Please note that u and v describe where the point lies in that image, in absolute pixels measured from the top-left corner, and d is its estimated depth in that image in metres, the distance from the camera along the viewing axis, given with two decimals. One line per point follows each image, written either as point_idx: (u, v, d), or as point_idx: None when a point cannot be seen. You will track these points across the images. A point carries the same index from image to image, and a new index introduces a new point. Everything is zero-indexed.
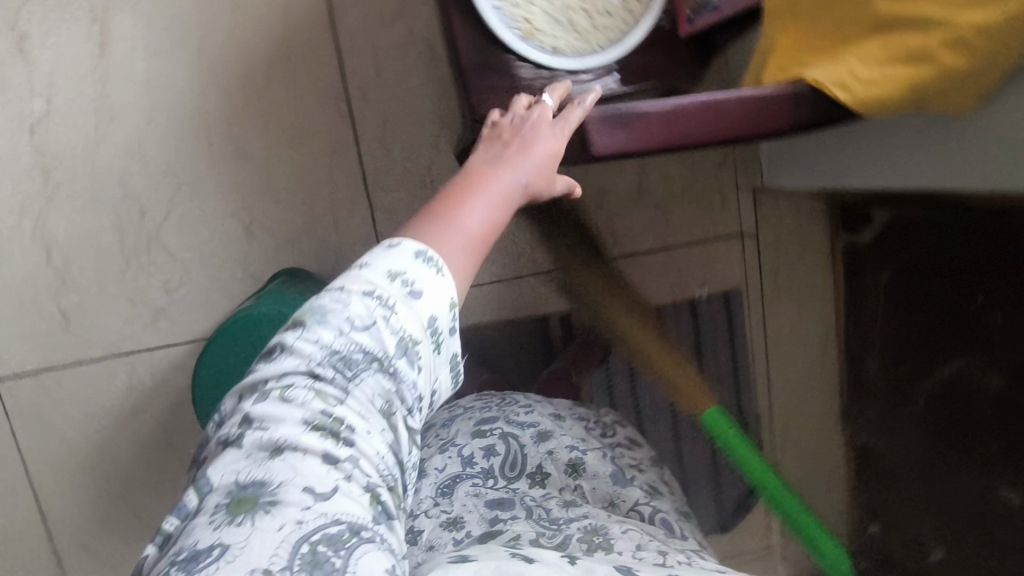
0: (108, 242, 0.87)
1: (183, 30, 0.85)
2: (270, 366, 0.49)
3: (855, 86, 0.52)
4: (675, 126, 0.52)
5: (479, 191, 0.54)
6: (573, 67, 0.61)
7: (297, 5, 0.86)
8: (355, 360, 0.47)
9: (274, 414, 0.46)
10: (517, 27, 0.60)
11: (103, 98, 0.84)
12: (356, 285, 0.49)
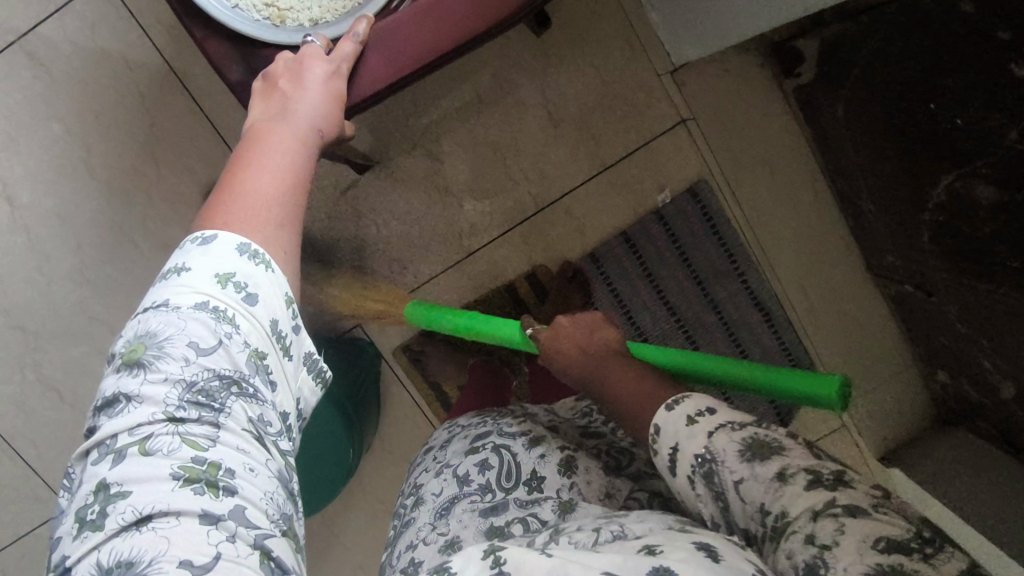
0: (96, 364, 0.93)
1: (66, 154, 0.88)
2: (115, 414, 0.37)
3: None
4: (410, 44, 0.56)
5: (267, 149, 0.49)
6: (338, 32, 0.57)
7: (150, 87, 0.87)
8: (213, 390, 0.38)
9: (133, 474, 0.35)
10: (264, 16, 0.57)
11: (32, 243, 0.90)
12: (183, 299, 0.39)
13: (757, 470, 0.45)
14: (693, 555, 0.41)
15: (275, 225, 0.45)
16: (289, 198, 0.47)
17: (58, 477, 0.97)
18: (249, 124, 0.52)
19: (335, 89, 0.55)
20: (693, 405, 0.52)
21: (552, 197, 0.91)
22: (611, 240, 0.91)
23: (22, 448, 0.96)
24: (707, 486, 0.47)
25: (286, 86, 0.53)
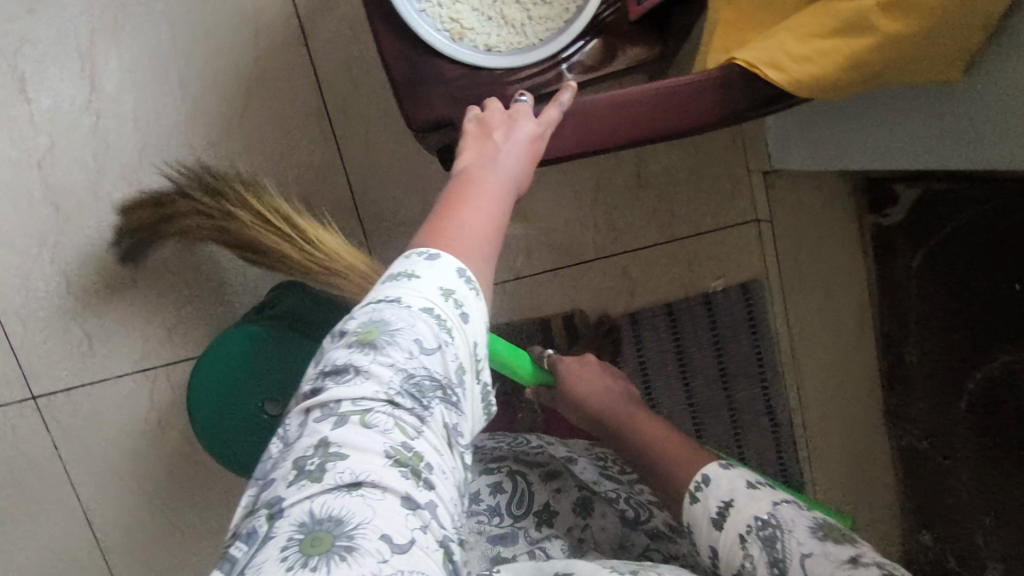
0: (120, 267, 0.93)
1: (163, 59, 0.87)
2: (341, 381, 0.39)
3: (791, 65, 0.44)
4: (587, 130, 0.49)
5: (475, 195, 0.46)
6: (510, 66, 0.57)
7: (271, 25, 0.87)
8: (425, 386, 0.39)
9: (352, 441, 0.37)
10: (445, 29, 0.57)
11: (98, 131, 0.88)
12: (415, 299, 0.41)
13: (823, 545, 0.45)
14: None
15: (484, 259, 0.44)
16: (492, 240, 0.45)
17: (39, 366, 0.95)
18: (457, 167, 0.49)
19: (535, 151, 0.49)
20: (740, 477, 0.53)
21: (613, 252, 0.92)
22: (654, 308, 0.92)
23: (11, 328, 0.94)
24: (763, 549, 0.48)
25: (498, 137, 0.49)
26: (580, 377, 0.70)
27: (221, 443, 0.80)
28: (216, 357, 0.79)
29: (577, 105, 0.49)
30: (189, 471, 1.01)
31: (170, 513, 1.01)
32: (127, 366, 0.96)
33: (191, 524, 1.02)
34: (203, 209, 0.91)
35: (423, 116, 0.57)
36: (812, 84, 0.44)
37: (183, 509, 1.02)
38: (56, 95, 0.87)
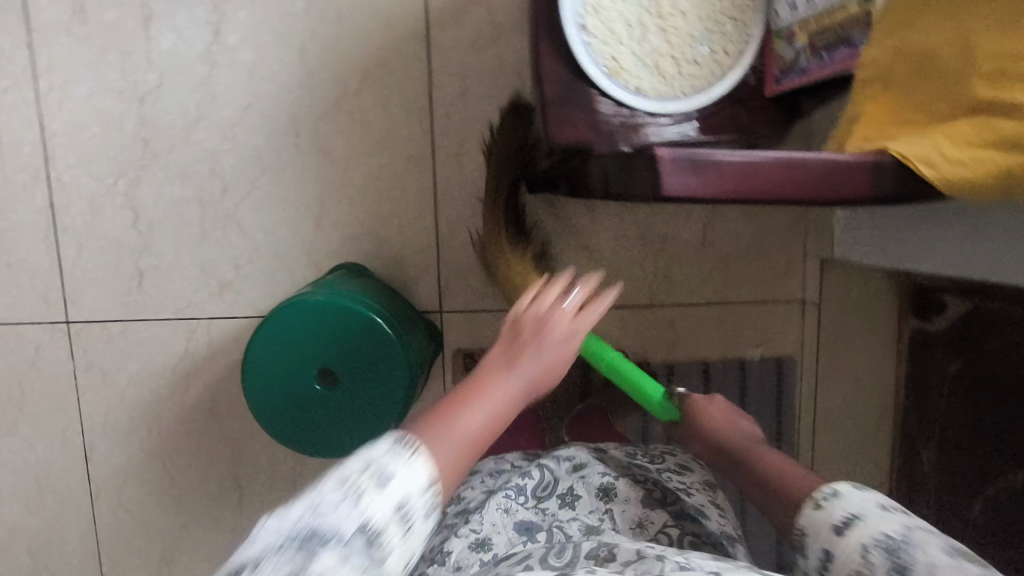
0: (190, 213, 0.94)
1: (289, 30, 0.90)
2: (253, 537, 0.44)
3: (944, 164, 0.46)
4: (743, 182, 0.48)
5: (478, 401, 0.55)
6: (655, 110, 0.62)
7: (399, 22, 0.90)
8: (324, 525, 0.44)
9: (251, 560, 0.42)
10: (604, 64, 0.61)
11: (208, 81, 0.91)
12: (329, 480, 0.46)
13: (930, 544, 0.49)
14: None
15: (464, 459, 0.52)
16: (474, 450, 0.53)
17: (83, 292, 0.94)
18: (483, 363, 0.59)
19: (553, 370, 0.60)
20: (873, 498, 0.55)
21: (666, 303, 0.96)
22: (691, 364, 0.96)
23: (66, 247, 0.94)
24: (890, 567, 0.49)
25: (527, 338, 0.59)
26: (710, 413, 0.74)
27: (272, 412, 0.81)
28: (274, 330, 0.80)
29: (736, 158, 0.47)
30: (198, 428, 0.98)
31: (170, 469, 0.99)
32: (169, 310, 0.95)
33: (187, 484, 0.99)
34: (289, 176, 0.93)
35: (564, 136, 0.61)
36: (959, 185, 0.46)
37: (183, 467, 0.99)
38: (177, 37, 0.90)
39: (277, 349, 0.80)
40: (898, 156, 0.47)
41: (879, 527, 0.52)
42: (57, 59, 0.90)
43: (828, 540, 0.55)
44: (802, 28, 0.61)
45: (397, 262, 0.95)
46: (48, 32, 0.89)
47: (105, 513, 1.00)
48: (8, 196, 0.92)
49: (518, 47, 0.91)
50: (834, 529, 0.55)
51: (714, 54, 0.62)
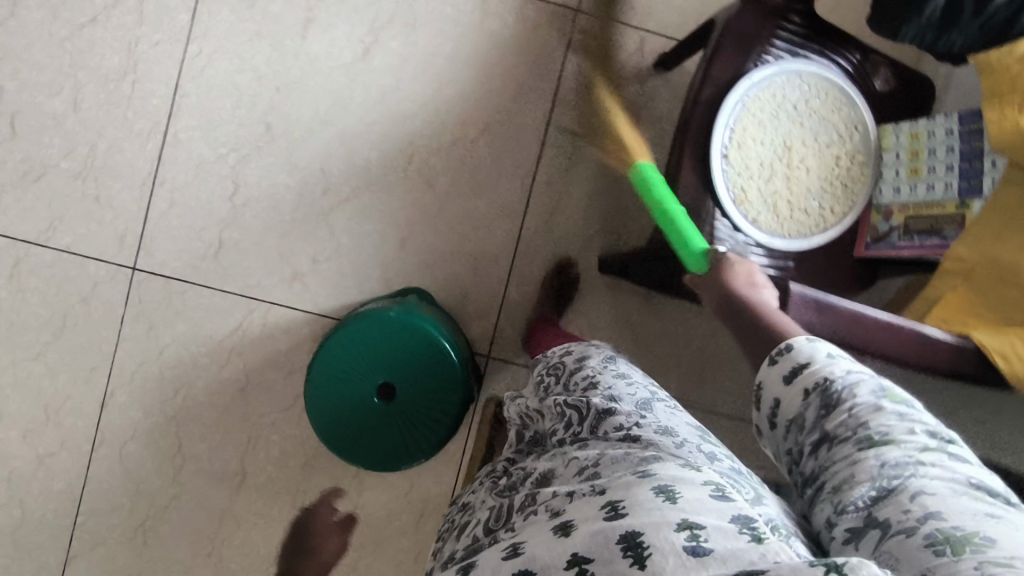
0: (286, 201, 0.97)
1: (431, 67, 0.97)
2: None
3: (1016, 362, 0.56)
4: (857, 330, 0.55)
5: None
6: (764, 241, 0.70)
7: (530, 91, 0.99)
8: None
9: None
10: (732, 192, 0.69)
11: (346, 91, 0.97)
12: None
13: (856, 402, 0.43)
14: (706, 497, 0.38)
15: None
16: None
17: (158, 245, 0.96)
18: None
19: None
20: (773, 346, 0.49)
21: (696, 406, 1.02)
22: None
23: (157, 198, 0.96)
24: (817, 416, 0.44)
25: None
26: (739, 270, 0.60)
27: (331, 408, 0.82)
28: (359, 330, 0.81)
29: (853, 308, 0.55)
30: (222, 404, 0.98)
31: (180, 437, 0.98)
32: (234, 285, 0.96)
33: (193, 457, 0.98)
34: (389, 194, 0.98)
35: None
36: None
37: (195, 438, 0.98)
38: (330, 42, 0.96)
39: (356, 351, 0.82)
40: (986, 348, 0.56)
41: (817, 374, 0.45)
42: (216, 29, 0.95)
43: (766, 381, 0.48)
44: (900, 210, 0.70)
45: (464, 298, 1.00)
46: (214, 4, 0.95)
47: (100, 463, 0.97)
48: (121, 137, 0.95)
49: (626, 142, 1.00)
50: (778, 374, 0.47)
51: (821, 210, 0.72)
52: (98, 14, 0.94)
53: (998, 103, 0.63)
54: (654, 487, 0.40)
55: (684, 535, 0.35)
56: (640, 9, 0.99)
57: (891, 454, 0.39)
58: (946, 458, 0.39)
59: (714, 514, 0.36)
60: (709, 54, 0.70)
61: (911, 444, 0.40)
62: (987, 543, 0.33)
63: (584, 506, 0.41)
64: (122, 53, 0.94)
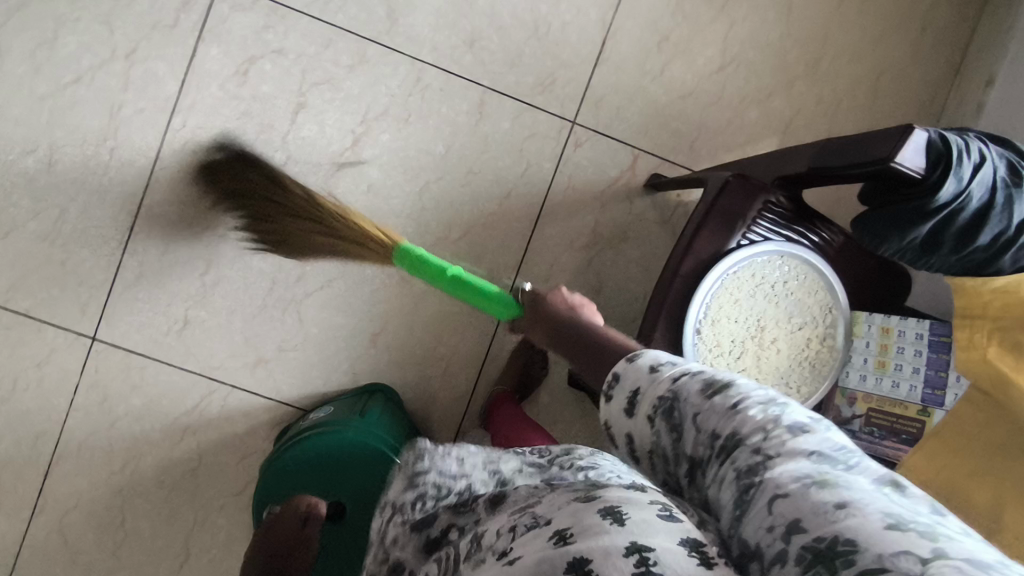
0: (258, 285, 0.95)
1: (421, 166, 0.96)
2: None
3: None
4: None
5: None
6: None
7: (518, 199, 0.98)
8: None
9: None
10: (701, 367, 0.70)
11: (331, 180, 0.95)
12: None
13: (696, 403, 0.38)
14: (656, 517, 0.32)
15: None
16: None
17: (122, 316, 0.94)
18: None
19: None
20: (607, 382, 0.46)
21: None
22: None
23: (125, 270, 0.93)
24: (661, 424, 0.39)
25: None
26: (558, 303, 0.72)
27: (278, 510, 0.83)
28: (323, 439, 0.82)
29: None
30: (172, 482, 0.96)
31: (124, 511, 0.96)
32: (196, 364, 0.95)
33: (136, 532, 0.96)
34: (365, 285, 0.97)
35: None
36: None
37: (140, 514, 0.96)
38: (320, 129, 0.94)
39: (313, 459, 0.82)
40: None
41: (652, 394, 0.41)
42: (202, 103, 0.92)
43: (614, 418, 0.44)
44: (864, 397, 0.71)
45: (428, 397, 0.99)
46: (204, 79, 0.92)
47: (37, 531, 0.95)
48: (93, 204, 0.92)
49: (608, 259, 1.00)
50: (620, 408, 0.43)
51: (788, 387, 0.72)
52: (82, 75, 0.91)
53: (968, 325, 0.63)
54: (600, 508, 0.34)
55: (632, 560, 0.30)
56: (637, 130, 0.99)
57: (749, 448, 0.34)
58: (801, 434, 0.34)
59: (661, 536, 0.31)
60: (687, 231, 0.70)
61: (765, 430, 0.34)
62: (852, 547, 0.27)
63: (530, 540, 0.35)
64: (103, 118, 0.91)
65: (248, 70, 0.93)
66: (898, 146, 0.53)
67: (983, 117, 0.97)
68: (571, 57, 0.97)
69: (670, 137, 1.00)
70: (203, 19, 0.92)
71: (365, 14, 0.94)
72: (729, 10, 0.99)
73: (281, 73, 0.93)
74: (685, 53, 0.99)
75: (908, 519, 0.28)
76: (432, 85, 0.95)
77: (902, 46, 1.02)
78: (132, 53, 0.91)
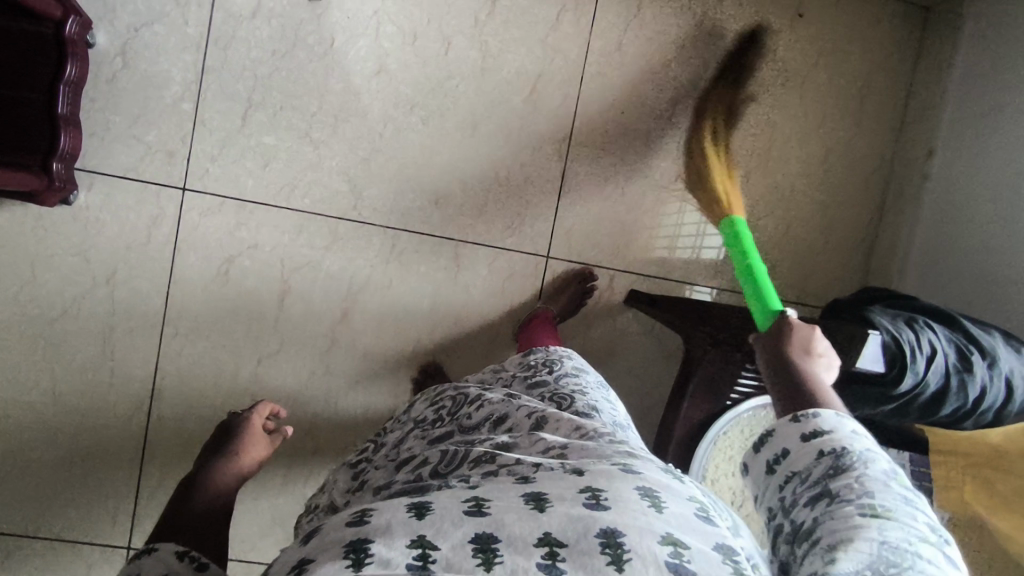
0: (275, 467, 1.00)
1: (409, 324, 1.00)
2: None
3: None
4: None
5: None
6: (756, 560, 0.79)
7: (507, 338, 1.03)
8: None
9: None
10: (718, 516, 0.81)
11: (327, 356, 0.99)
12: None
13: (874, 479, 0.44)
14: (689, 517, 0.44)
15: None
16: None
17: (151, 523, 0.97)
18: None
19: None
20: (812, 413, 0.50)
21: None
22: None
23: (145, 478, 0.97)
24: (823, 472, 0.46)
25: None
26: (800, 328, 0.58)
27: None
28: None
29: None
30: None
31: None
32: (234, 551, 1.00)
33: None
34: None
35: None
36: None
37: None
38: (307, 310, 0.98)
39: None
40: None
41: (836, 442, 0.47)
42: (189, 310, 0.96)
43: (782, 431, 0.50)
44: None
45: None
46: (188, 287, 0.96)
47: None
48: (103, 424, 0.96)
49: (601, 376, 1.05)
50: (799, 433, 0.49)
51: None
52: (69, 304, 0.93)
53: (943, 460, 0.70)
54: (639, 490, 0.45)
55: (668, 549, 0.40)
56: (610, 250, 1.03)
57: (891, 530, 0.41)
58: (939, 555, 0.40)
59: (691, 536, 0.42)
60: (674, 401, 0.81)
61: (908, 528, 0.41)
62: None
63: (559, 486, 0.45)
64: (97, 343, 0.94)
65: (229, 269, 0.96)
66: (855, 354, 0.57)
67: (928, 185, 1.02)
68: (533, 195, 1.01)
69: (642, 250, 1.03)
70: (176, 230, 0.94)
71: (328, 194, 0.96)
72: (678, 119, 1.02)
73: (260, 266, 0.96)
74: (642, 169, 1.02)
75: None
76: (406, 247, 0.99)
77: (847, 119, 1.05)
78: (113, 275, 0.94)
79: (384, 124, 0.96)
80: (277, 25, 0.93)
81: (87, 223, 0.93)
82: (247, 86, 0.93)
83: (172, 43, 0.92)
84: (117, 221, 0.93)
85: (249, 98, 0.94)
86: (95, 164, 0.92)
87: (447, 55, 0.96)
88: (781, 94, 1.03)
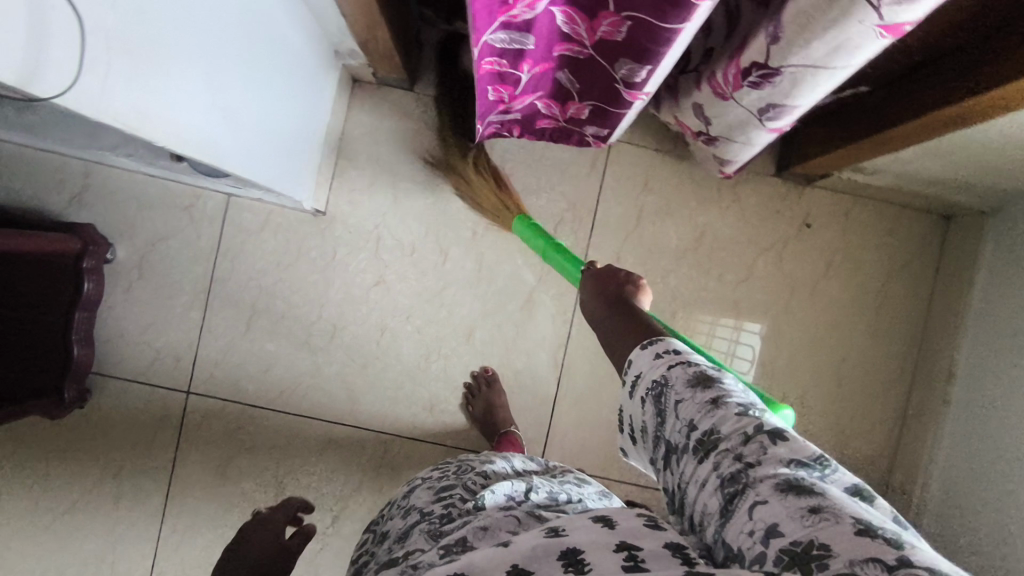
0: None
1: None
2: None
3: None
4: None
5: None
6: None
7: None
8: None
9: None
10: None
11: (315, 558, 0.99)
12: None
13: (696, 394, 0.43)
14: (645, 525, 0.39)
15: None
16: None
17: None
18: None
19: None
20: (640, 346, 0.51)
21: None
22: None
23: None
24: (653, 408, 0.46)
25: None
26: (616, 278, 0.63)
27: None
28: None
29: None
30: None
31: None
32: None
33: None
34: None
35: None
36: None
37: None
38: None
39: None
40: None
41: (651, 383, 0.47)
42: (186, 508, 0.99)
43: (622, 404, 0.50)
44: None
45: None
46: (188, 486, 0.99)
47: None
48: None
49: None
50: (625, 395, 0.49)
51: None
52: (77, 499, 0.99)
53: None
54: (593, 515, 0.42)
55: (622, 556, 0.37)
56: (607, 463, 0.99)
57: (723, 451, 0.39)
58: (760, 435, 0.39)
59: (650, 539, 0.38)
60: None
61: (736, 431, 0.40)
62: (825, 551, 0.32)
63: (526, 528, 0.44)
64: (101, 536, 0.99)
65: (226, 469, 0.99)
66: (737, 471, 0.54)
67: (949, 413, 0.93)
68: (529, 403, 0.98)
69: (637, 462, 0.99)
70: (177, 431, 0.98)
71: (326, 400, 0.98)
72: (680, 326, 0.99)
73: (256, 467, 0.99)
74: None
75: (852, 503, 0.34)
76: (399, 452, 0.99)
77: (859, 330, 0.99)
78: (118, 473, 0.98)
79: (380, 332, 0.98)
80: (282, 240, 0.97)
81: (98, 423, 0.98)
82: (252, 297, 0.97)
83: (185, 256, 0.97)
84: (125, 423, 0.98)
85: (253, 307, 0.98)
86: (108, 369, 0.98)
87: (444, 265, 0.98)
88: (785, 305, 0.99)
